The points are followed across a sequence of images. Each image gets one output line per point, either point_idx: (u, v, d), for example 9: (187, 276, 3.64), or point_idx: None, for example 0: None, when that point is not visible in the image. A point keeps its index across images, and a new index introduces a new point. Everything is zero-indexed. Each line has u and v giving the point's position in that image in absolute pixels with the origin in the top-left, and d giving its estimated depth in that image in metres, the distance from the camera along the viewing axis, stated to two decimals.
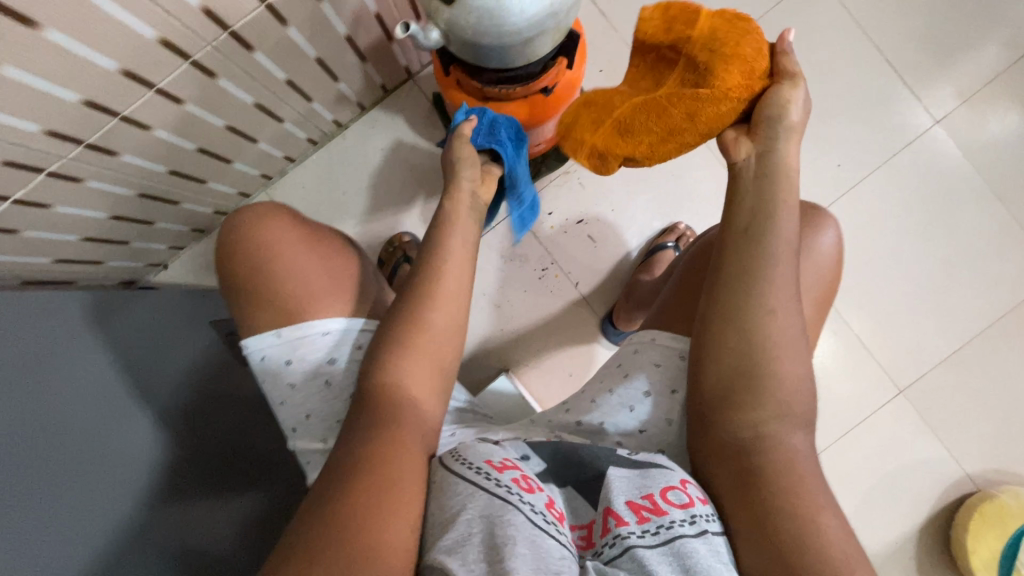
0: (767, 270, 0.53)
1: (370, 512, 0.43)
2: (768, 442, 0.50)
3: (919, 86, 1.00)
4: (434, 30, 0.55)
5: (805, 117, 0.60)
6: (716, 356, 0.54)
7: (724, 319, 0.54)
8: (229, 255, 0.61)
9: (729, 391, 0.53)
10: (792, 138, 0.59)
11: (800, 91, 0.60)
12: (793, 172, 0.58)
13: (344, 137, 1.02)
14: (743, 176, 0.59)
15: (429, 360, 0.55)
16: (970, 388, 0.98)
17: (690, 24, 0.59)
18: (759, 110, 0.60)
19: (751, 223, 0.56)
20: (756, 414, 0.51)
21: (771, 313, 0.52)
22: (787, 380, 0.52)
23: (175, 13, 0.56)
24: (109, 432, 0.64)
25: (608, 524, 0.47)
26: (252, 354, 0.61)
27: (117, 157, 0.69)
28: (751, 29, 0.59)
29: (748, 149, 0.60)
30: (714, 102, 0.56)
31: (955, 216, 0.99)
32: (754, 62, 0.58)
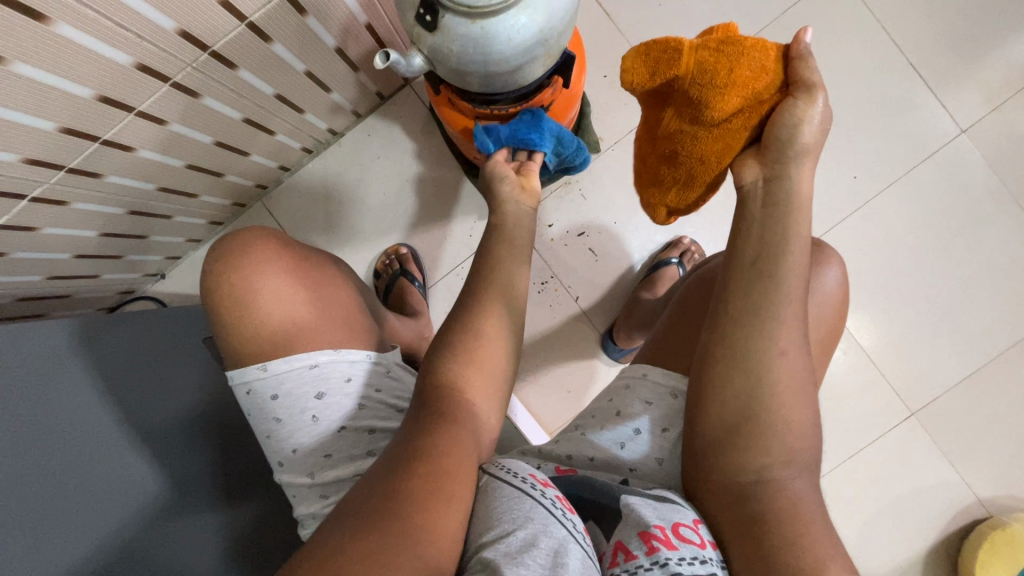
0: (776, 308, 0.50)
1: (422, 502, 0.41)
2: (770, 489, 0.48)
3: (946, 92, 0.94)
4: (418, 56, 0.52)
5: (824, 133, 0.54)
6: (715, 396, 0.51)
7: (722, 358, 0.51)
8: (209, 286, 0.56)
9: (729, 433, 0.50)
10: (805, 163, 0.54)
11: (819, 104, 0.52)
12: (805, 200, 0.54)
13: (340, 144, 1.00)
14: (752, 202, 0.55)
15: (486, 371, 0.52)
16: (986, 411, 0.94)
17: (676, 64, 0.53)
18: (771, 129, 0.54)
19: (760, 254, 0.52)
20: (759, 459, 0.49)
21: (780, 355, 0.49)
22: (789, 422, 0.49)
23: (149, 39, 0.53)
24: (95, 461, 0.64)
25: (616, 558, 0.45)
26: (236, 387, 0.55)
27: (103, 178, 0.67)
28: (744, 47, 0.52)
29: (755, 172, 0.55)
30: (712, 140, 0.57)
31: (978, 232, 0.94)
32: (753, 82, 0.53)
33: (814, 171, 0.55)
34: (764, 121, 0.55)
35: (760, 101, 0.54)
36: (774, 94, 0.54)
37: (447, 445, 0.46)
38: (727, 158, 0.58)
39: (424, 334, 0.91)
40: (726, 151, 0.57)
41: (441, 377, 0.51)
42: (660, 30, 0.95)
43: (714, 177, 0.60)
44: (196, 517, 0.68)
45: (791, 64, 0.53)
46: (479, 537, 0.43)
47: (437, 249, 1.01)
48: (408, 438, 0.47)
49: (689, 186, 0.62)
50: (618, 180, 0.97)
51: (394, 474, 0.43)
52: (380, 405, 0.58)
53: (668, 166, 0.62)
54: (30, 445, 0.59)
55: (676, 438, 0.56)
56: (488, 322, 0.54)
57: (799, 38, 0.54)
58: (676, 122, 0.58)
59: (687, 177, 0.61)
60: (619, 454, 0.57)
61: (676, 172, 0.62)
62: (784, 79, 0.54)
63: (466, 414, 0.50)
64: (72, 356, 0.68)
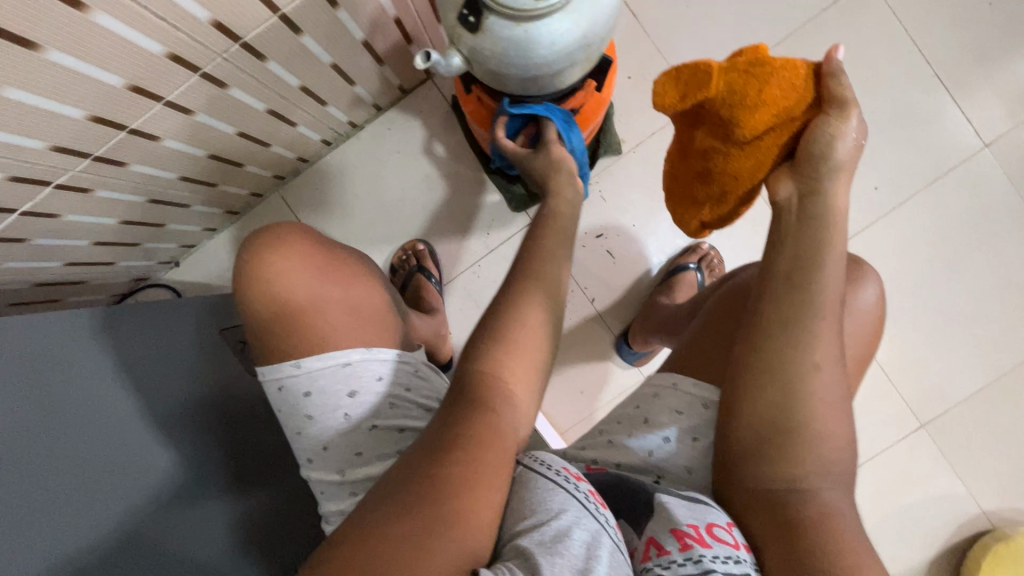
0: (810, 321, 0.50)
1: (457, 491, 0.41)
2: (804, 498, 0.48)
3: (971, 106, 0.94)
4: (457, 56, 0.52)
5: (858, 148, 0.53)
6: (751, 406, 0.51)
7: (759, 368, 0.51)
8: (242, 285, 0.55)
9: (765, 442, 0.50)
10: (840, 178, 0.53)
11: (852, 121, 0.52)
12: (842, 216, 0.53)
13: (359, 137, 0.99)
14: (786, 217, 0.54)
15: (522, 362, 0.51)
16: (995, 425, 0.95)
17: (706, 86, 0.55)
18: (805, 145, 0.54)
19: (796, 266, 0.52)
20: (795, 469, 0.49)
21: (815, 367, 0.49)
22: (826, 434, 0.49)
23: (182, 29, 0.52)
24: (117, 443, 0.63)
25: (649, 553, 0.45)
26: (268, 382, 0.55)
27: (127, 167, 0.67)
28: (772, 67, 0.53)
29: (789, 189, 0.55)
30: (744, 158, 0.57)
31: (997, 246, 0.94)
32: (784, 100, 0.53)
33: (850, 186, 0.54)
34: (796, 137, 0.55)
35: (792, 118, 0.54)
36: (806, 111, 0.54)
37: (484, 435, 0.45)
38: (760, 174, 0.58)
39: (441, 332, 0.91)
40: (758, 167, 0.58)
41: (480, 366, 0.50)
42: (686, 33, 0.94)
43: (748, 193, 0.61)
44: (212, 503, 0.69)
45: (823, 82, 0.53)
46: (513, 527, 0.44)
47: (454, 246, 1.00)
48: (442, 425, 0.46)
49: (723, 201, 0.64)
50: (638, 182, 0.97)
51: (431, 462, 0.43)
52: (410, 404, 0.58)
53: (701, 182, 0.64)
54: (55, 423, 0.58)
55: (707, 448, 0.56)
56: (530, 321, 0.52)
57: (830, 56, 0.54)
58: (707, 140, 0.60)
59: (721, 193, 0.63)
60: (649, 459, 0.57)
61: (710, 189, 0.63)
62: (815, 96, 0.54)
63: (506, 405, 0.48)
64: (95, 341, 0.68)
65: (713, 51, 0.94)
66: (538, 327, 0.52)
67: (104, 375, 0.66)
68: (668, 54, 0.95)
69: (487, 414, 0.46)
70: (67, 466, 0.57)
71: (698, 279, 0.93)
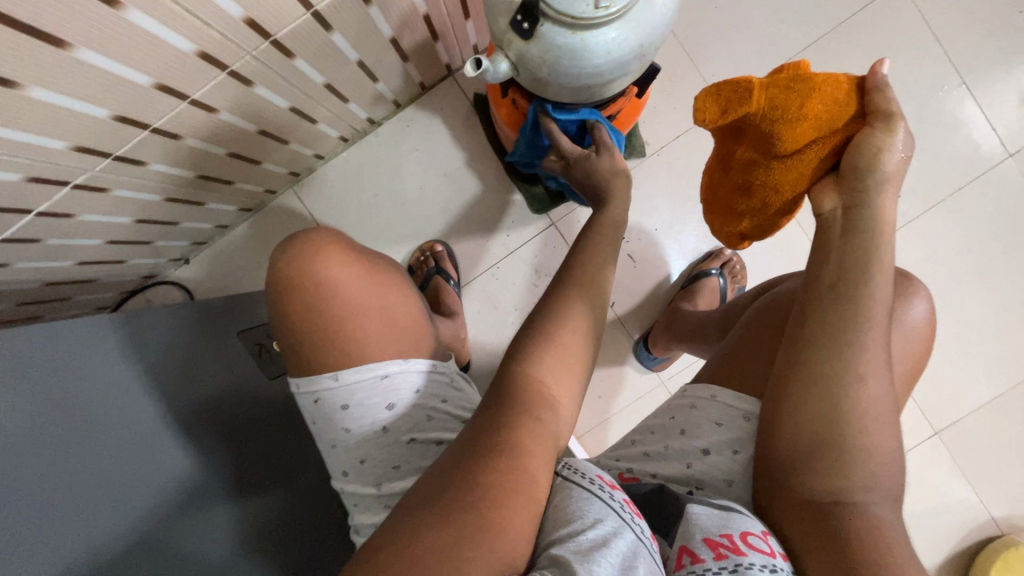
0: (856, 336, 0.48)
1: (502, 497, 0.40)
2: (850, 511, 0.47)
3: (997, 117, 0.93)
4: (504, 62, 0.50)
5: (907, 162, 0.50)
6: (793, 419, 0.50)
7: (802, 383, 0.49)
8: (276, 294, 0.53)
9: (809, 455, 0.49)
10: (889, 190, 0.50)
11: (900, 134, 0.49)
12: (890, 229, 0.50)
13: (377, 135, 0.96)
14: (830, 232, 0.52)
15: (562, 366, 0.50)
16: (1008, 433, 0.96)
17: (747, 102, 0.53)
18: (848, 158, 0.51)
19: (840, 280, 0.50)
20: (839, 482, 0.48)
21: (862, 381, 0.48)
22: (870, 447, 0.48)
23: (216, 27, 0.50)
24: (131, 445, 0.60)
25: (681, 561, 0.44)
26: (302, 395, 0.54)
27: (146, 166, 0.64)
28: (816, 81, 0.50)
29: (833, 202, 0.52)
30: (785, 171, 0.55)
31: (1017, 257, 0.95)
32: (827, 114, 0.50)
33: (898, 198, 0.51)
34: (838, 151, 0.52)
35: (833, 130, 0.51)
36: (849, 123, 0.51)
37: (530, 439, 0.44)
38: (802, 187, 0.56)
39: (461, 335, 0.90)
40: (801, 181, 0.55)
41: (527, 370, 0.49)
42: (714, 36, 0.93)
43: (789, 206, 0.59)
44: (232, 508, 0.66)
45: (868, 95, 0.50)
46: (548, 534, 0.43)
47: (472, 247, 0.99)
48: (486, 427, 0.45)
49: (762, 214, 0.62)
50: (662, 186, 0.96)
51: (476, 465, 0.42)
52: (447, 416, 0.55)
53: (742, 195, 0.62)
54: (70, 424, 0.55)
55: (749, 461, 0.55)
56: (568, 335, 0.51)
57: (877, 68, 0.51)
58: (748, 154, 0.58)
59: (762, 206, 0.60)
60: (687, 472, 0.56)
61: (750, 201, 0.61)
62: (860, 108, 0.51)
63: (550, 413, 0.47)
64: (111, 340, 0.66)
65: (741, 54, 0.93)
66: (581, 339, 0.51)
67: (126, 377, 0.64)
68: (696, 56, 0.93)
69: (530, 419, 0.45)
70: (82, 465, 0.54)
71: (720, 285, 0.93)
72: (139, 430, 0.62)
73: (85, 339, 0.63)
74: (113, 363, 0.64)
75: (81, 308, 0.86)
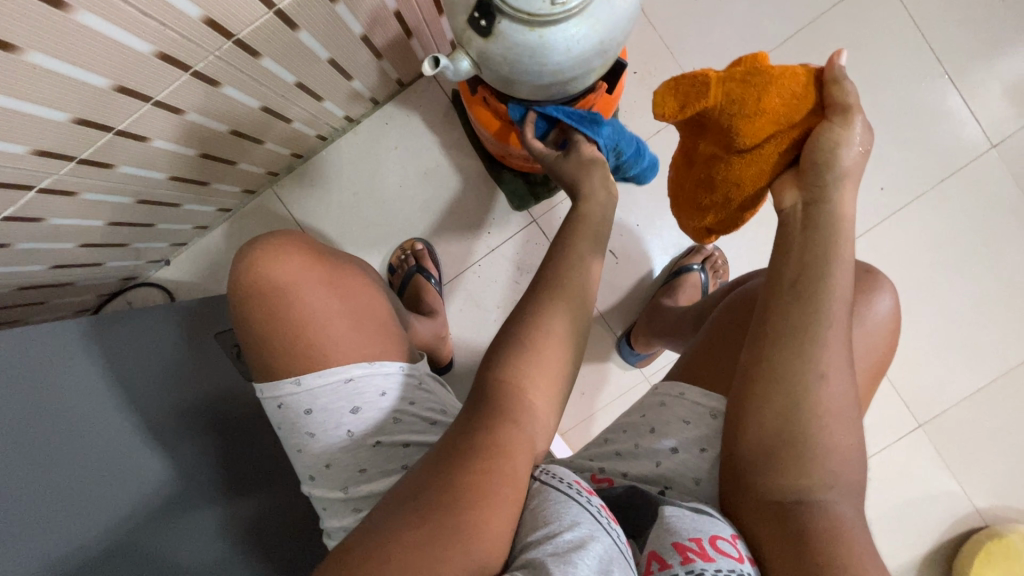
0: (818, 333, 0.49)
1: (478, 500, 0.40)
2: (811, 511, 0.48)
3: (979, 106, 0.92)
4: (465, 60, 0.49)
5: (864, 155, 0.51)
6: (756, 418, 0.50)
7: (762, 381, 0.50)
8: (238, 300, 0.53)
9: (770, 456, 0.49)
10: (846, 184, 0.51)
11: (856, 128, 0.50)
12: (849, 224, 0.51)
13: (356, 132, 0.96)
14: (791, 227, 0.53)
15: (544, 369, 0.49)
16: (992, 425, 0.96)
17: (704, 97, 0.54)
18: (807, 152, 0.52)
19: (801, 276, 0.50)
20: (800, 481, 0.48)
21: (822, 378, 0.48)
22: (831, 446, 0.49)
23: (173, 27, 0.49)
24: (98, 451, 0.59)
25: (650, 567, 0.44)
26: (266, 400, 0.54)
27: (114, 169, 0.63)
28: (772, 75, 0.51)
29: (794, 197, 0.53)
30: (745, 166, 0.56)
31: (1000, 249, 0.94)
32: (784, 108, 0.51)
33: (858, 193, 0.52)
34: (797, 145, 0.53)
35: (792, 124, 0.52)
36: (808, 116, 0.52)
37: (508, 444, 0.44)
38: (762, 181, 0.56)
39: (441, 334, 0.89)
40: (761, 176, 0.56)
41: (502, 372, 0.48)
42: (694, 29, 0.92)
43: (752, 200, 0.60)
44: (210, 513, 0.65)
45: (825, 88, 0.51)
46: (524, 535, 0.42)
47: (454, 245, 0.98)
48: (465, 430, 0.45)
49: (726, 209, 0.62)
50: (643, 181, 0.95)
51: (449, 468, 0.42)
52: (415, 418, 0.55)
53: (705, 190, 0.62)
54: (33, 431, 0.55)
55: (716, 458, 0.55)
56: (551, 332, 0.50)
57: (833, 62, 0.52)
58: (711, 148, 0.58)
59: (724, 200, 0.61)
60: (658, 469, 0.57)
61: (713, 196, 0.62)
62: (818, 102, 0.52)
63: (530, 417, 0.47)
64: (83, 348, 0.65)
65: (721, 46, 0.92)
66: (560, 336, 0.50)
67: (98, 386, 0.64)
68: (675, 49, 0.92)
69: (510, 422, 0.45)
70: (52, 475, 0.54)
71: (701, 280, 0.92)
72: (112, 437, 0.62)
73: (55, 350, 0.63)
74: (85, 372, 0.64)
75: (60, 311, 0.85)
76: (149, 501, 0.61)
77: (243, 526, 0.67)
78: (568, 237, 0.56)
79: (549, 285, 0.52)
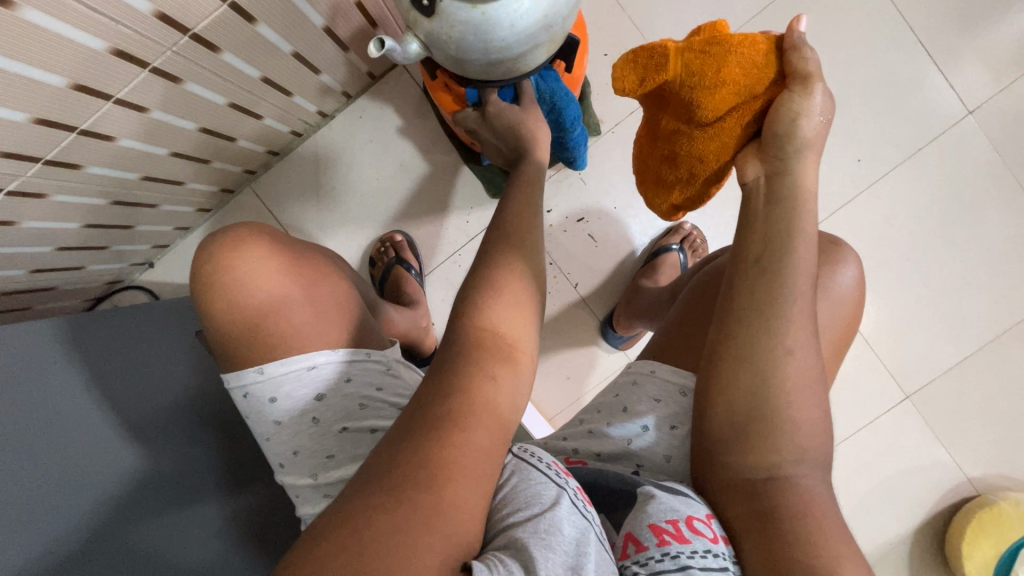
0: (783, 307, 0.47)
1: (450, 479, 0.38)
2: (782, 487, 0.47)
3: (954, 73, 0.92)
4: (414, 43, 0.50)
5: (826, 125, 0.50)
6: (726, 397, 0.49)
7: (731, 359, 0.48)
8: (200, 293, 0.54)
9: (739, 432, 0.48)
10: (809, 155, 0.50)
11: (817, 96, 0.50)
12: (811, 195, 0.50)
13: (330, 128, 0.96)
14: (754, 201, 0.52)
15: (505, 342, 0.47)
16: (980, 394, 0.95)
17: (663, 69, 0.53)
18: (769, 124, 0.51)
19: (766, 251, 0.49)
20: (770, 457, 0.47)
21: (789, 353, 0.47)
22: (800, 420, 0.47)
23: (125, 23, 0.50)
24: (71, 456, 0.61)
25: (627, 550, 0.45)
26: (233, 390, 0.54)
27: (82, 170, 0.64)
28: (731, 44, 0.51)
29: (756, 169, 0.53)
30: (708, 140, 0.56)
31: (981, 215, 0.93)
32: (745, 78, 0.51)
33: (819, 164, 0.51)
34: (760, 116, 0.53)
35: (754, 95, 0.52)
36: (770, 87, 0.52)
37: (479, 417, 0.42)
38: (725, 156, 0.56)
39: (421, 324, 0.90)
40: (723, 150, 0.56)
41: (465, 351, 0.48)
42: (662, 7, 0.91)
43: (716, 175, 0.60)
44: (189, 509, 0.66)
45: (785, 56, 0.51)
46: (502, 518, 0.42)
47: (433, 236, 0.99)
48: (429, 399, 0.43)
49: (692, 185, 0.62)
50: (618, 164, 0.95)
51: (419, 441, 0.40)
52: (381, 403, 0.57)
53: (670, 166, 0.62)
54: (7, 437, 0.57)
55: (686, 436, 0.56)
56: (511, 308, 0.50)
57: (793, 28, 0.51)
58: (673, 123, 0.58)
59: (689, 175, 0.61)
60: (628, 448, 0.57)
61: (678, 172, 0.62)
62: (779, 71, 0.51)
63: (501, 386, 0.45)
64: (58, 351, 0.67)
65: (692, 24, 0.92)
66: (524, 317, 0.50)
67: (73, 385, 0.66)
68: (645, 29, 0.92)
69: (484, 379, 0.44)
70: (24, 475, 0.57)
71: (680, 260, 0.93)
72: (88, 435, 0.64)
73: (31, 350, 0.65)
74: (62, 371, 0.66)
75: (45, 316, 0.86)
76: (125, 496, 0.62)
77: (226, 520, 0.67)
78: (529, 216, 0.56)
79: (508, 263, 0.52)
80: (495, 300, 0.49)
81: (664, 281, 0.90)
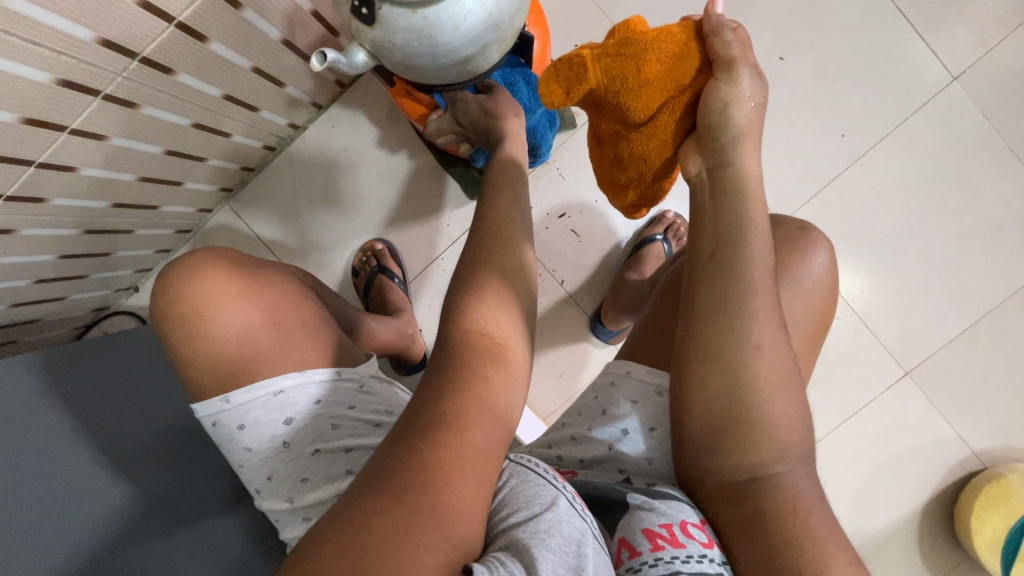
0: (742, 303, 0.46)
1: (433, 484, 0.37)
2: (768, 487, 0.45)
3: (937, 40, 0.89)
4: (361, 52, 0.50)
5: (760, 109, 0.48)
6: (697, 400, 0.47)
7: (693, 360, 0.47)
8: (161, 323, 0.54)
9: (718, 435, 0.47)
10: (747, 143, 0.48)
11: (744, 81, 0.47)
12: (756, 184, 0.48)
13: (304, 139, 0.95)
14: (700, 196, 0.50)
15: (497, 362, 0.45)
16: (982, 366, 0.93)
17: (585, 79, 0.53)
18: (700, 116, 0.49)
19: (719, 247, 0.47)
20: (751, 457, 0.46)
21: (754, 350, 0.45)
22: (779, 418, 0.46)
23: (68, 53, 0.49)
24: (55, 485, 0.63)
25: (620, 556, 0.44)
26: (202, 419, 0.54)
27: (48, 203, 0.64)
28: (646, 41, 0.50)
29: (698, 164, 0.50)
30: (646, 140, 0.54)
31: (974, 183, 0.91)
32: (668, 73, 0.50)
33: (761, 150, 0.49)
34: (692, 109, 0.51)
35: (682, 88, 0.50)
36: (696, 77, 0.50)
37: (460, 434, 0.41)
38: (668, 152, 0.54)
39: (407, 333, 0.89)
40: (664, 147, 0.54)
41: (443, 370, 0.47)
42: None
43: (665, 172, 0.57)
44: (176, 539, 0.65)
45: (707, 42, 0.48)
46: (500, 521, 0.41)
47: (415, 242, 0.98)
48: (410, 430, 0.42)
49: (644, 184, 0.60)
50: None
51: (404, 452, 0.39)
52: (355, 422, 0.56)
53: (619, 169, 0.60)
54: None
55: (665, 437, 0.55)
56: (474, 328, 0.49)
57: (711, 11, 0.49)
58: (612, 126, 0.57)
59: (638, 175, 0.59)
60: (611, 452, 0.55)
61: (627, 173, 0.60)
62: (703, 58, 0.49)
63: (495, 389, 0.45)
64: (37, 383, 0.67)
65: (662, 7, 0.90)
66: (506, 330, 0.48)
67: (50, 421, 0.65)
68: (614, 16, 0.90)
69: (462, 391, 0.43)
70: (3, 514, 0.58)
71: (665, 249, 0.91)
72: (67, 472, 0.64)
73: (7, 388, 0.65)
74: (39, 407, 0.66)
75: (33, 347, 0.86)
76: (106, 531, 0.63)
77: (212, 549, 0.66)
78: (501, 222, 0.54)
79: (470, 268, 0.50)
80: (464, 312, 0.48)
81: (649, 272, 0.88)
